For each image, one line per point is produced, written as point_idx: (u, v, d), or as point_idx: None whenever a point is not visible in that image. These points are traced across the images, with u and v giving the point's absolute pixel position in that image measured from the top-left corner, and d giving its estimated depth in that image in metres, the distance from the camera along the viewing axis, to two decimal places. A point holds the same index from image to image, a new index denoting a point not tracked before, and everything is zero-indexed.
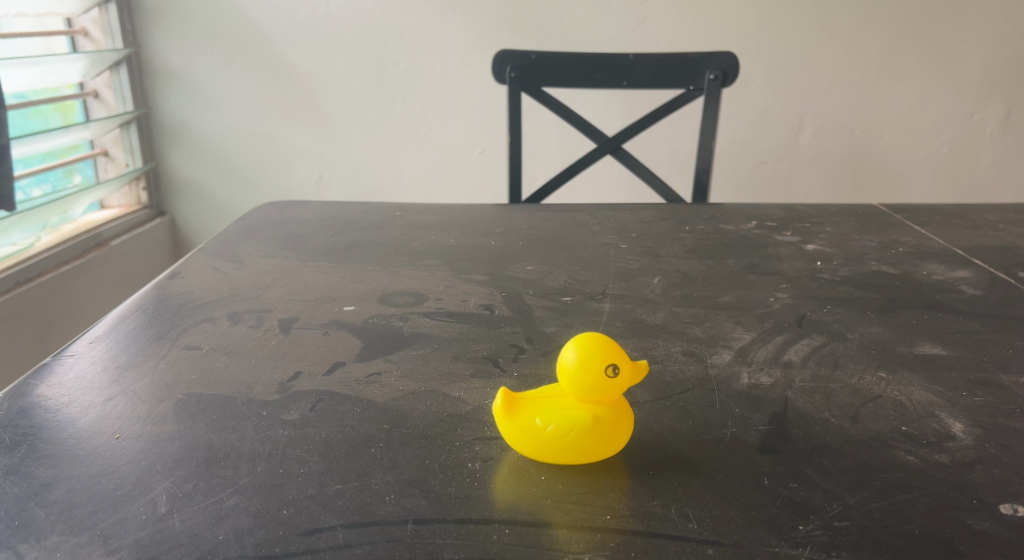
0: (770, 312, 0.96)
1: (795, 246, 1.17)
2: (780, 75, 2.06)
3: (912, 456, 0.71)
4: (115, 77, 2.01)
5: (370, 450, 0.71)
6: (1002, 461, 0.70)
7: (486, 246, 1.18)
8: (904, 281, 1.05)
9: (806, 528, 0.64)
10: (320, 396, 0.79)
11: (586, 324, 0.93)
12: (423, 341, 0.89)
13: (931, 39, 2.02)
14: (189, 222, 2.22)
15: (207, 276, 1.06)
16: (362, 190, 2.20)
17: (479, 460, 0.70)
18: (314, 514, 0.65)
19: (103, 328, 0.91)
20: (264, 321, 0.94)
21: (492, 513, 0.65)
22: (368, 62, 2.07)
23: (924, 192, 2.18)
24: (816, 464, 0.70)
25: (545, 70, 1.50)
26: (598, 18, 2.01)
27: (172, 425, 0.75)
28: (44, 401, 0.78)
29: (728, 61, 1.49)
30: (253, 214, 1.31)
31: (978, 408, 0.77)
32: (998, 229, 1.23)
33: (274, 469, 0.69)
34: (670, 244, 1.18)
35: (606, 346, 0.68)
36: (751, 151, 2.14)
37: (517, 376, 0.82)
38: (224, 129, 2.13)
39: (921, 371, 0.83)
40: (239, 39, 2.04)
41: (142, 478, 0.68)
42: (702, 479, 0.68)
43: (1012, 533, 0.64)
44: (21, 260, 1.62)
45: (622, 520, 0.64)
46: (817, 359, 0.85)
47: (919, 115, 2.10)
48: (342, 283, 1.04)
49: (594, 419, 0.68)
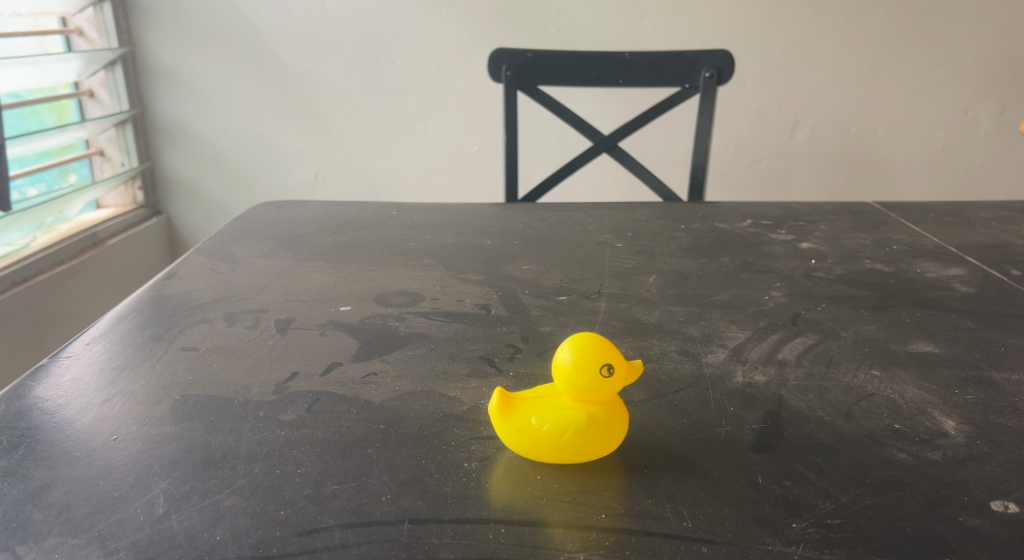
0: (764, 310, 0.96)
1: (790, 245, 1.18)
2: (775, 72, 2.06)
3: (904, 453, 0.71)
4: (110, 76, 2.01)
5: (366, 450, 0.72)
6: (994, 458, 0.71)
7: (481, 246, 1.18)
8: (898, 279, 1.05)
9: (800, 525, 0.64)
10: (316, 396, 0.79)
11: (582, 324, 0.94)
12: (419, 341, 0.89)
13: (926, 36, 2.03)
14: (186, 221, 2.22)
15: (203, 277, 1.06)
16: (358, 189, 2.21)
17: (475, 461, 0.71)
18: (311, 515, 0.65)
19: (99, 330, 0.91)
20: (261, 321, 0.94)
21: (488, 513, 0.66)
22: (363, 61, 2.07)
23: (919, 190, 2.19)
24: (809, 462, 0.70)
25: (540, 68, 1.50)
26: (594, 16, 2.01)
27: (169, 426, 0.75)
28: (42, 402, 0.78)
29: (723, 59, 1.49)
30: (249, 214, 1.32)
31: (970, 406, 0.78)
32: (992, 227, 1.23)
33: (271, 470, 0.70)
34: (666, 242, 1.19)
35: (601, 346, 0.69)
36: (746, 149, 2.14)
37: (512, 376, 0.83)
38: (220, 128, 2.13)
39: (914, 369, 0.84)
40: (235, 38, 2.04)
41: (139, 479, 0.69)
42: (696, 478, 0.69)
43: (1002, 529, 0.64)
44: (16, 260, 1.61)
45: (617, 519, 0.65)
46: (810, 358, 0.86)
47: (914, 112, 2.10)
48: (338, 283, 1.05)
49: (589, 418, 0.69)
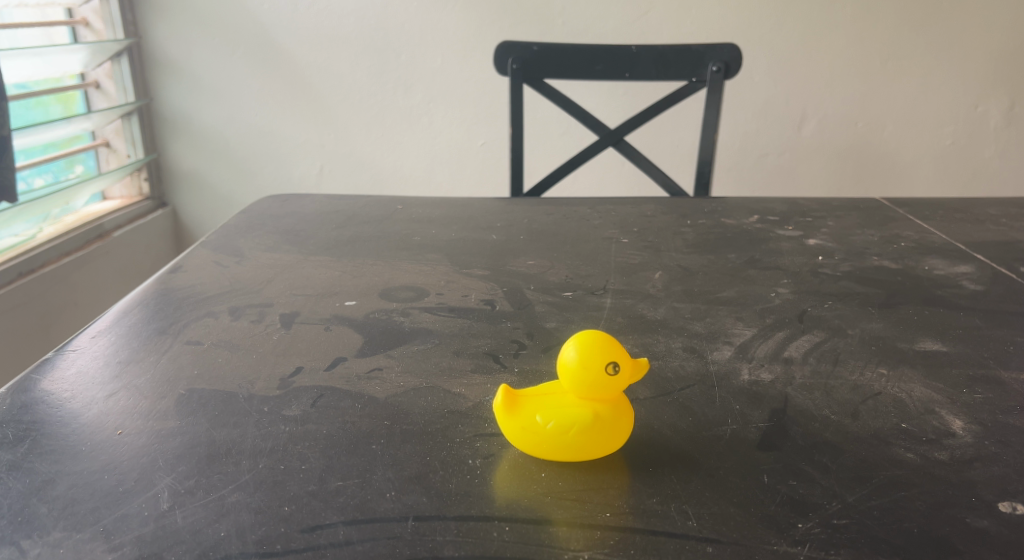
0: (771, 308, 0.96)
1: (797, 241, 1.17)
2: (783, 66, 2.05)
3: (912, 453, 0.71)
4: (117, 67, 2.01)
5: (370, 446, 0.72)
6: (1001, 459, 0.71)
7: (486, 241, 1.18)
8: (905, 276, 1.05)
9: (805, 525, 0.64)
10: (320, 392, 0.79)
11: (586, 320, 0.93)
12: (424, 336, 0.89)
13: (935, 27, 2.01)
14: (190, 213, 2.22)
15: (208, 271, 1.06)
16: (363, 182, 2.20)
17: (480, 457, 0.70)
18: (315, 511, 0.65)
19: (104, 323, 0.91)
20: (266, 316, 0.94)
21: (492, 510, 0.65)
22: (370, 53, 2.07)
23: (926, 185, 2.18)
24: (816, 462, 0.70)
25: (547, 61, 1.49)
26: (601, 9, 2.00)
27: (174, 420, 0.75)
28: (50, 394, 0.78)
29: (731, 53, 1.48)
30: (254, 207, 1.31)
31: (978, 406, 0.77)
32: (1000, 223, 1.23)
33: (275, 466, 0.69)
34: (671, 238, 1.18)
35: (607, 343, 0.68)
36: (753, 143, 2.13)
37: (517, 372, 0.83)
38: (226, 120, 2.13)
39: (922, 368, 0.83)
40: (241, 30, 2.03)
41: (144, 473, 0.69)
42: (700, 476, 0.68)
43: (1010, 531, 0.64)
44: (23, 251, 1.62)
45: (622, 518, 0.65)
46: (817, 356, 0.85)
47: (923, 107, 2.09)
48: (343, 278, 1.04)
49: (594, 416, 0.68)
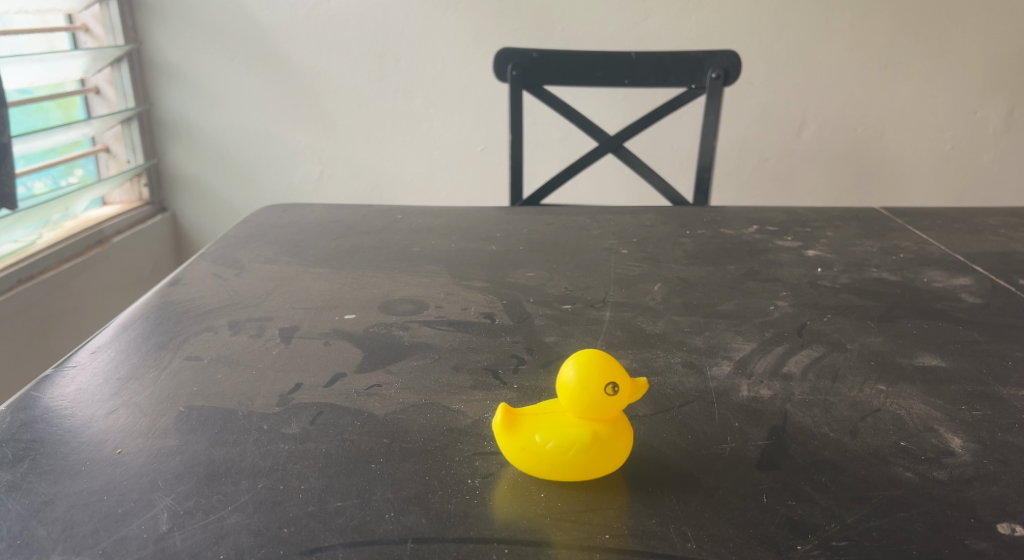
0: (771, 321, 0.96)
1: (796, 252, 1.17)
2: (782, 71, 2.05)
3: (910, 472, 0.71)
4: (116, 73, 2.01)
5: (370, 465, 0.72)
6: (1000, 478, 0.71)
7: (486, 251, 1.18)
8: (904, 289, 1.05)
9: (804, 547, 0.64)
10: (320, 408, 0.79)
11: (586, 334, 0.93)
12: (423, 351, 0.89)
13: (935, 32, 2.01)
14: (190, 218, 2.22)
15: (208, 283, 1.06)
16: (362, 187, 2.20)
17: (479, 477, 0.71)
18: (314, 533, 0.65)
19: (104, 337, 0.91)
20: (266, 330, 0.94)
21: (491, 531, 0.66)
22: (369, 58, 2.07)
23: (925, 190, 2.17)
24: (815, 481, 0.70)
25: (547, 68, 1.49)
26: (600, 14, 2.00)
27: (173, 439, 0.75)
28: (50, 412, 0.78)
29: (730, 60, 1.48)
30: (254, 217, 1.31)
31: (977, 423, 0.77)
32: (999, 234, 1.23)
33: (275, 486, 0.69)
34: (671, 249, 1.18)
35: (607, 363, 0.69)
36: (753, 148, 2.13)
37: (517, 389, 0.83)
38: (226, 125, 2.13)
39: (920, 383, 0.83)
40: (241, 36, 2.04)
41: (143, 494, 0.69)
42: (699, 497, 0.68)
43: (1009, 553, 0.64)
44: (23, 257, 1.62)
45: (622, 539, 0.65)
46: (816, 371, 0.85)
47: (923, 111, 2.09)
48: (343, 290, 1.04)
49: (593, 436, 0.68)
